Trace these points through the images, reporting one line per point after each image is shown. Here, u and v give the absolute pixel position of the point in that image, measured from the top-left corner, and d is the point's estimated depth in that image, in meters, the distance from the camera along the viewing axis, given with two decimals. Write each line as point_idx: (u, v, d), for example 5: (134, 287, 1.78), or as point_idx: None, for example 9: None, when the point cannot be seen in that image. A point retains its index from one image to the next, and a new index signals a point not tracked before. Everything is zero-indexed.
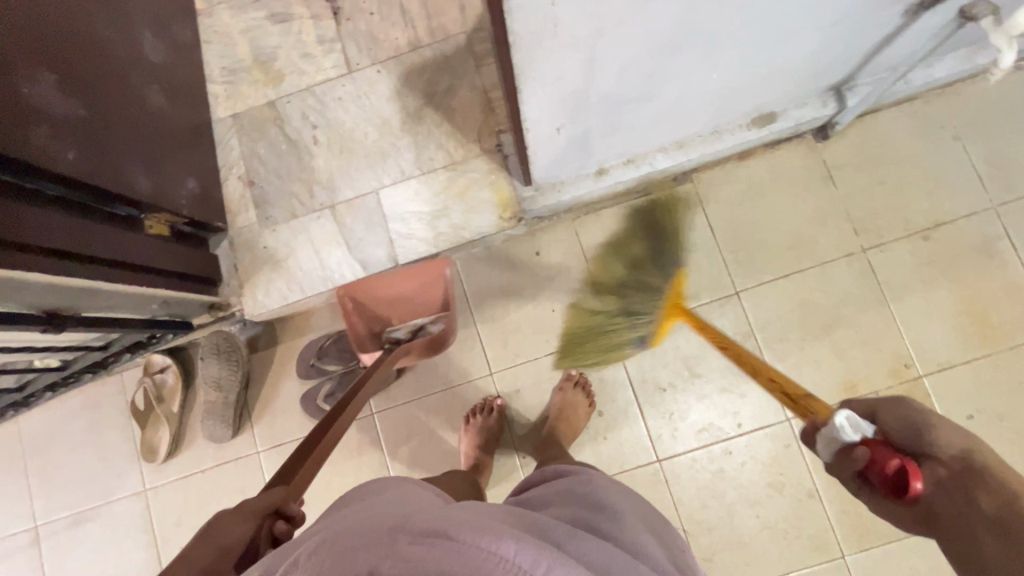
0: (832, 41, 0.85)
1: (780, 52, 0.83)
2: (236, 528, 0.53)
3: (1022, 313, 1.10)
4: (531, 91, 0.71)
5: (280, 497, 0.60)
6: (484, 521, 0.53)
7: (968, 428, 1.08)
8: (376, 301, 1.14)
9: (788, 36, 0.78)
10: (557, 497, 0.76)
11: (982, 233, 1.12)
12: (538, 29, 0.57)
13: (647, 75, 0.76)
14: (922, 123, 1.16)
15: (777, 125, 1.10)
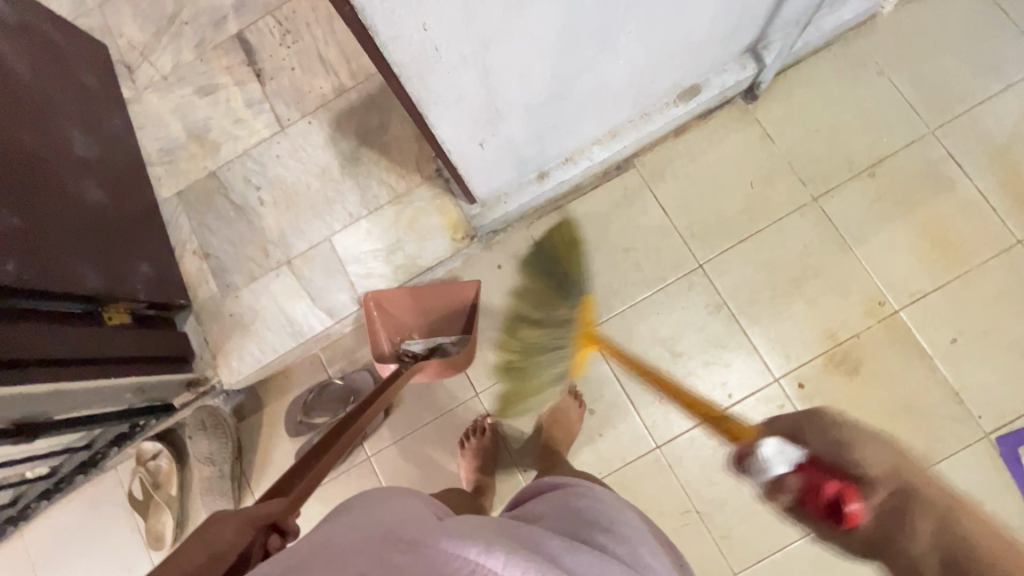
0: (728, 7, 0.86)
1: (680, 26, 0.84)
2: (229, 535, 0.48)
3: (982, 229, 1.10)
4: (440, 113, 0.73)
5: (279, 509, 0.55)
6: (472, 531, 0.53)
7: (954, 352, 1.07)
8: (405, 312, 1.12)
9: (681, 9, 0.79)
10: (553, 509, 0.75)
11: (926, 158, 1.13)
12: (418, 54, 0.59)
13: (554, 77, 0.78)
14: (844, 64, 1.17)
15: (704, 94, 1.11)
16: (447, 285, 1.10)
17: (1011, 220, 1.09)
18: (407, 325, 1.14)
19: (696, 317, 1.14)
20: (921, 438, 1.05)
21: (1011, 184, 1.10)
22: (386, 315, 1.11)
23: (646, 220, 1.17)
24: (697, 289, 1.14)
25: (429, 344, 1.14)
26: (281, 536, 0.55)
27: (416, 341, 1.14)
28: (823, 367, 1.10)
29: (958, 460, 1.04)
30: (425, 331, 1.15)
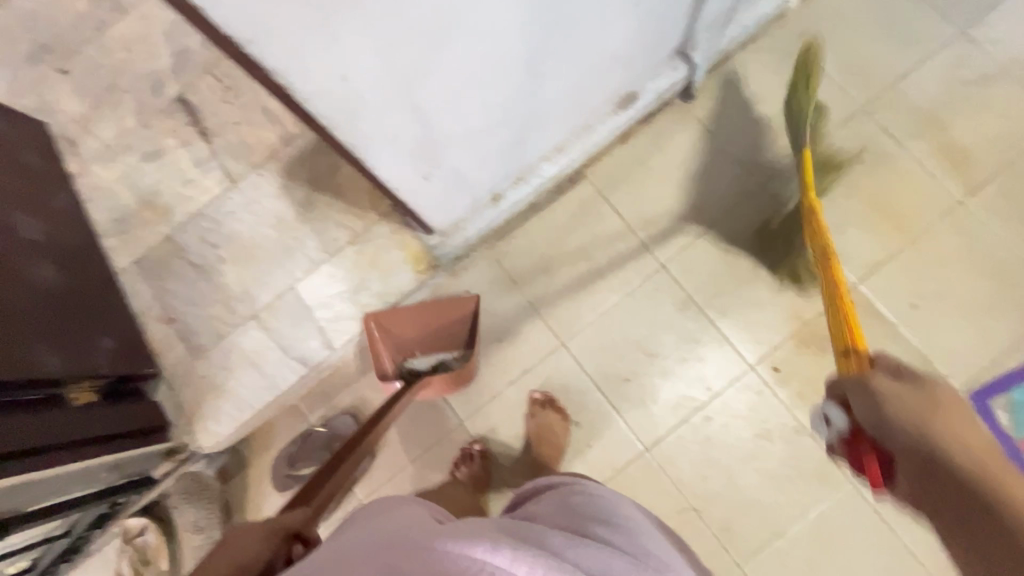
0: (647, 17, 0.90)
1: (603, 42, 0.87)
2: (254, 546, 0.53)
3: (924, 195, 1.14)
4: (379, 152, 0.74)
5: (302, 521, 0.60)
6: (477, 531, 0.55)
7: (916, 318, 1.10)
8: (405, 332, 1.14)
9: (600, 27, 0.82)
10: (553, 507, 0.73)
11: (861, 134, 1.17)
12: (343, 103, 0.61)
13: (489, 105, 0.80)
14: (771, 54, 1.22)
15: (641, 100, 1.15)
16: (443, 302, 1.10)
17: (949, 183, 1.14)
18: (409, 342, 1.16)
19: (666, 316, 1.15)
20: None
21: (943, 150, 1.15)
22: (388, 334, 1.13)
23: (604, 228, 1.19)
24: (663, 288, 1.16)
25: (432, 360, 1.17)
26: (308, 546, 0.60)
27: (419, 357, 1.17)
28: (795, 348, 1.12)
29: None
30: (427, 347, 1.17)
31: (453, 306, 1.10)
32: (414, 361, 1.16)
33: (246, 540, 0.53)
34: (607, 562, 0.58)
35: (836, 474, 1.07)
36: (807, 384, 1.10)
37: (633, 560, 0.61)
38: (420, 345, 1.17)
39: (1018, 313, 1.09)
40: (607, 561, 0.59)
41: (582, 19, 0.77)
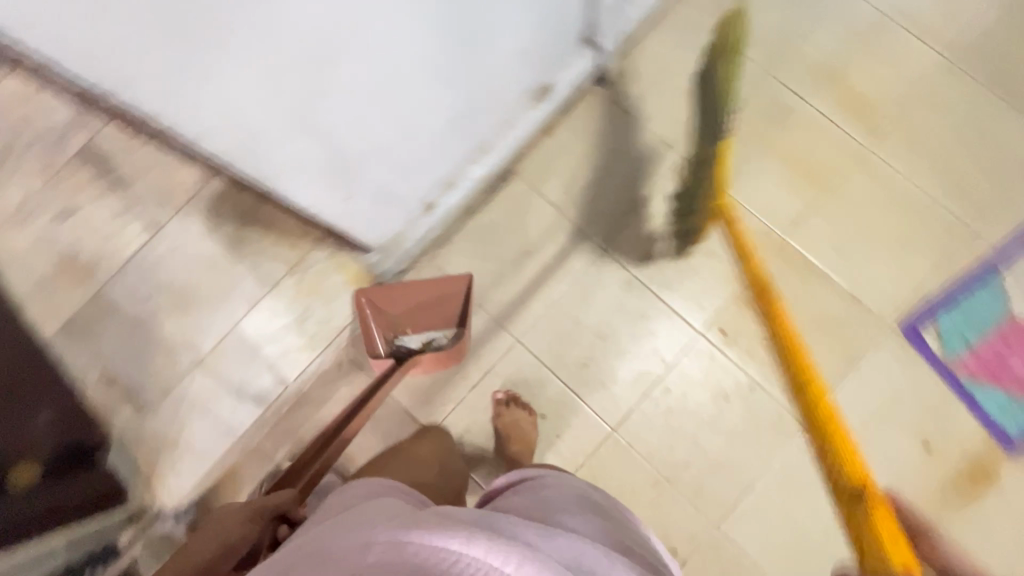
0: (540, 13, 0.93)
1: (502, 45, 0.90)
2: (240, 527, 0.66)
3: (834, 146, 1.20)
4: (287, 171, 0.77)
5: (290, 502, 0.73)
6: (453, 515, 0.56)
7: (844, 263, 1.16)
8: (397, 308, 1.14)
9: (494, 34, 0.85)
10: (525, 498, 0.71)
11: (769, 96, 1.22)
12: (235, 133, 0.65)
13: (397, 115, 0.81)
14: (676, 30, 1.25)
15: (555, 91, 1.17)
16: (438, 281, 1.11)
17: (854, 132, 1.20)
18: (398, 319, 1.16)
19: (614, 298, 1.18)
20: (838, 347, 1.14)
21: (846, 101, 1.21)
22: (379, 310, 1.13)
23: (541, 220, 1.21)
24: (607, 271, 1.19)
25: (423, 339, 1.16)
26: (292, 524, 0.74)
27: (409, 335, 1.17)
28: (738, 309, 1.16)
29: (873, 357, 1.13)
30: (416, 325, 1.17)
31: (449, 285, 1.11)
32: (404, 338, 1.15)
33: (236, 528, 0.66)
34: (582, 549, 0.57)
35: (793, 421, 1.12)
36: (754, 341, 1.15)
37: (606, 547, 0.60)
38: (410, 322, 1.16)
39: (933, 244, 1.16)
40: (581, 544, 0.58)
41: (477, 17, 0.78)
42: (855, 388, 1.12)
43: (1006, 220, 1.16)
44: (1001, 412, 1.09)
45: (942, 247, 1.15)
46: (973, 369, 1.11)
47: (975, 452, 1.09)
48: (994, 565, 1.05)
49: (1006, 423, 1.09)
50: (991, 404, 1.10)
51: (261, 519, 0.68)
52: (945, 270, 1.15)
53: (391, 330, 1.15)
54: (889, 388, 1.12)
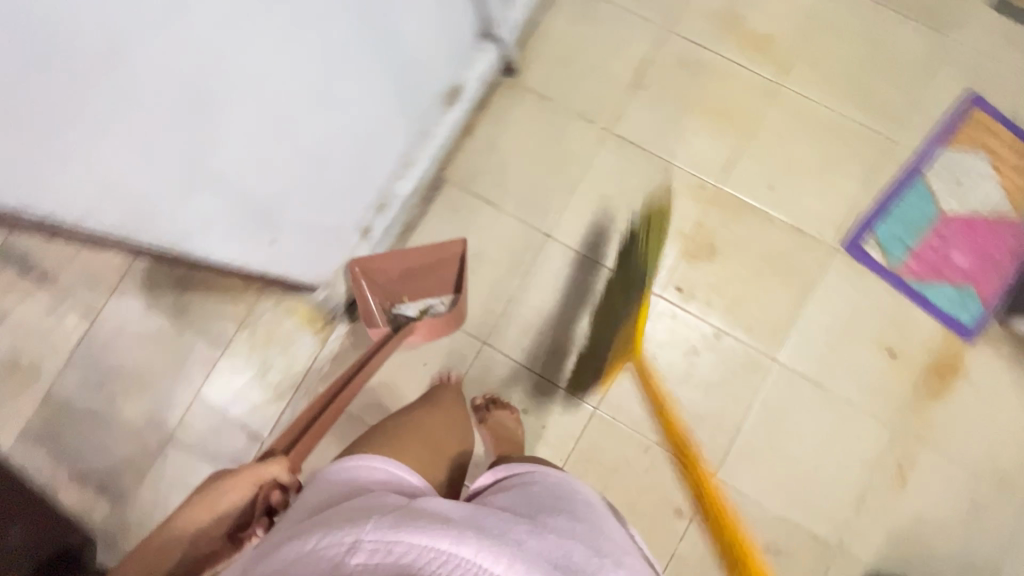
0: (423, 20, 0.94)
1: (391, 58, 0.90)
2: (225, 498, 0.61)
3: (745, 86, 1.22)
4: (199, 229, 0.77)
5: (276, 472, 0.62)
6: (440, 512, 0.52)
7: (778, 197, 1.19)
8: (390, 276, 1.12)
9: (377, 49, 0.86)
10: (511, 495, 0.65)
11: (674, 52, 1.24)
12: (130, 205, 0.65)
13: (298, 150, 0.81)
14: (571, 7, 1.26)
15: (466, 91, 1.18)
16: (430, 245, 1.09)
17: (762, 69, 1.23)
18: (394, 288, 1.14)
19: (568, 280, 1.19)
20: (790, 278, 1.16)
21: (746, 42, 1.24)
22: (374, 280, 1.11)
23: (481, 221, 1.21)
24: (555, 255, 1.20)
25: (420, 306, 1.16)
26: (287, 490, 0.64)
27: (407, 304, 1.16)
28: (689, 264, 1.18)
29: (824, 281, 1.16)
30: (413, 293, 1.16)
31: (440, 250, 1.09)
32: (402, 307, 1.15)
33: (218, 492, 0.61)
34: (567, 549, 0.55)
35: (764, 360, 1.14)
36: (710, 291, 1.17)
37: (594, 546, 0.57)
38: (406, 290, 1.15)
39: (857, 160, 1.19)
40: (567, 543, 0.55)
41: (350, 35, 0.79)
42: (815, 314, 1.15)
43: (919, 123, 1.20)
44: (953, 305, 1.13)
45: (866, 161, 1.19)
46: (919, 270, 1.15)
47: (938, 350, 1.12)
48: (976, 450, 1.10)
49: (960, 315, 1.13)
50: (942, 300, 1.14)
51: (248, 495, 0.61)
52: (874, 183, 1.18)
53: (387, 299, 1.14)
54: (845, 308, 1.15)
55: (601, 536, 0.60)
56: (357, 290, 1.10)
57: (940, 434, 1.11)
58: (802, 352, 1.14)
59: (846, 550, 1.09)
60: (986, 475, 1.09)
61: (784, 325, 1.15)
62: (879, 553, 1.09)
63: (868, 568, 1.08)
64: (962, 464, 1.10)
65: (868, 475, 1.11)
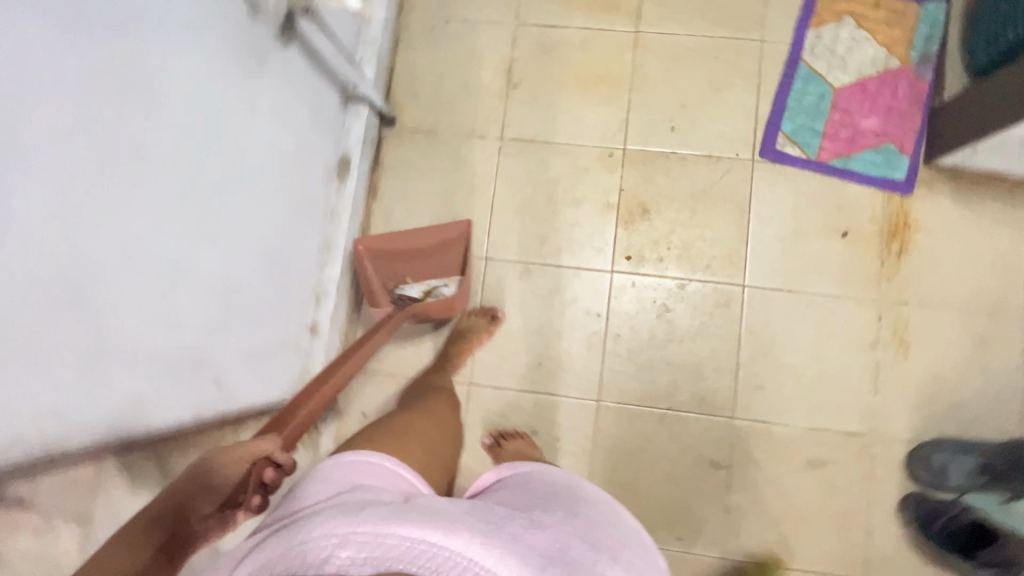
0: (281, 115, 0.94)
1: (261, 164, 0.91)
2: (233, 466, 0.71)
3: (610, 46, 1.24)
4: (150, 405, 0.73)
5: (271, 446, 0.76)
6: (427, 504, 0.53)
7: (682, 135, 1.20)
8: (398, 258, 1.19)
9: (244, 162, 0.86)
10: (509, 495, 0.65)
11: (531, 42, 1.25)
12: (65, 425, 0.60)
13: (200, 285, 0.79)
14: (421, 40, 1.27)
15: (354, 157, 1.18)
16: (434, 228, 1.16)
17: (617, 24, 1.24)
18: (398, 268, 1.19)
19: (524, 292, 1.19)
20: (724, 205, 1.17)
21: (594, 6, 1.25)
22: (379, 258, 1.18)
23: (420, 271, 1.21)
24: (502, 274, 1.19)
25: (424, 287, 1.16)
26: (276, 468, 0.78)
27: (411, 285, 1.18)
28: (628, 230, 1.18)
29: (756, 195, 1.17)
30: (416, 275, 1.19)
31: (445, 232, 1.15)
32: (405, 287, 1.17)
33: (223, 465, 0.70)
34: (562, 544, 0.54)
35: (733, 290, 1.15)
36: (658, 248, 1.17)
37: (589, 542, 0.57)
38: (409, 271, 1.19)
39: (739, 71, 1.21)
40: (562, 539, 0.55)
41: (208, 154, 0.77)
42: (761, 229, 1.16)
43: (780, 15, 1.22)
44: (881, 167, 1.15)
45: (747, 69, 1.20)
46: (838, 148, 1.16)
47: (884, 213, 1.14)
48: (960, 292, 1.11)
49: (891, 174, 1.14)
50: (870, 166, 1.15)
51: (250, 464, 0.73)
52: (762, 86, 1.20)
53: (391, 280, 1.19)
54: (785, 210, 1.16)
55: (596, 533, 0.59)
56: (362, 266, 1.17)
57: (920, 289, 1.12)
58: (764, 268, 1.15)
59: (882, 434, 1.09)
60: (978, 309, 1.10)
61: (737, 250, 1.16)
62: (913, 424, 1.09)
63: (909, 442, 1.09)
64: (951, 308, 1.11)
65: (872, 355, 1.11)
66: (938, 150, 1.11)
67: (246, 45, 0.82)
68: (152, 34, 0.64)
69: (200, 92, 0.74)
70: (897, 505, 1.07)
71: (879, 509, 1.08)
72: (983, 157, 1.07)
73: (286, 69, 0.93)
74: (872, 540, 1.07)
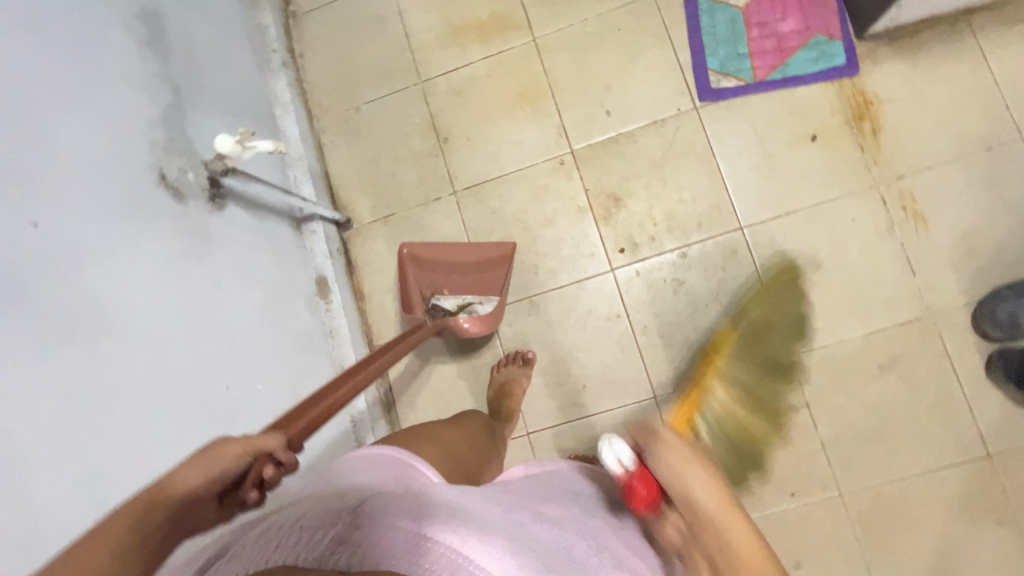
0: (246, 272, 0.94)
1: (247, 327, 0.90)
2: (193, 475, 0.40)
3: (515, 62, 1.23)
4: None
5: (276, 439, 0.46)
6: (423, 504, 0.49)
7: (620, 113, 1.18)
8: (438, 267, 1.15)
9: (230, 334, 0.86)
10: (528, 485, 0.70)
11: (442, 91, 1.25)
12: None
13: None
14: (340, 135, 1.27)
15: (329, 273, 1.17)
16: (480, 245, 1.15)
17: (514, 39, 1.24)
18: (436, 276, 1.16)
19: (539, 324, 1.17)
20: (688, 160, 1.15)
21: (484, 32, 1.25)
22: (421, 261, 1.15)
23: (435, 349, 1.20)
24: (513, 318, 1.18)
25: (458, 302, 1.15)
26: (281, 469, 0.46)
27: (445, 297, 1.15)
28: (610, 224, 1.17)
29: (714, 138, 1.15)
30: (453, 287, 1.17)
31: (488, 253, 1.14)
32: (442, 299, 1.14)
33: (166, 491, 0.38)
34: (567, 546, 0.58)
35: (734, 237, 1.13)
36: (645, 228, 1.15)
37: (596, 546, 0.61)
38: (446, 282, 1.16)
39: (646, 31, 1.19)
40: (568, 539, 0.59)
41: (193, 345, 0.78)
42: (733, 168, 1.14)
43: None
44: (818, 60, 1.13)
45: (653, 26, 1.19)
46: (771, 61, 1.14)
47: (841, 101, 1.12)
48: (949, 142, 1.08)
49: (832, 62, 1.12)
50: (808, 65, 1.13)
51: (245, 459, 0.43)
52: (674, 35, 1.18)
53: (429, 287, 1.15)
54: (749, 141, 1.14)
55: (607, 535, 0.64)
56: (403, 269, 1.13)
57: (908, 157, 1.09)
58: (753, 203, 1.13)
59: (938, 310, 1.06)
60: (974, 150, 1.07)
61: (720, 198, 1.14)
62: (964, 287, 1.05)
63: (968, 305, 1.05)
64: (948, 161, 1.08)
65: (893, 239, 1.08)
66: (866, 23, 1.09)
67: (188, 229, 0.83)
68: (93, 271, 0.66)
69: (161, 293, 0.75)
70: (985, 373, 1.03)
71: (969, 383, 1.04)
72: (913, 8, 1.04)
73: (234, 229, 0.94)
74: (976, 415, 1.03)
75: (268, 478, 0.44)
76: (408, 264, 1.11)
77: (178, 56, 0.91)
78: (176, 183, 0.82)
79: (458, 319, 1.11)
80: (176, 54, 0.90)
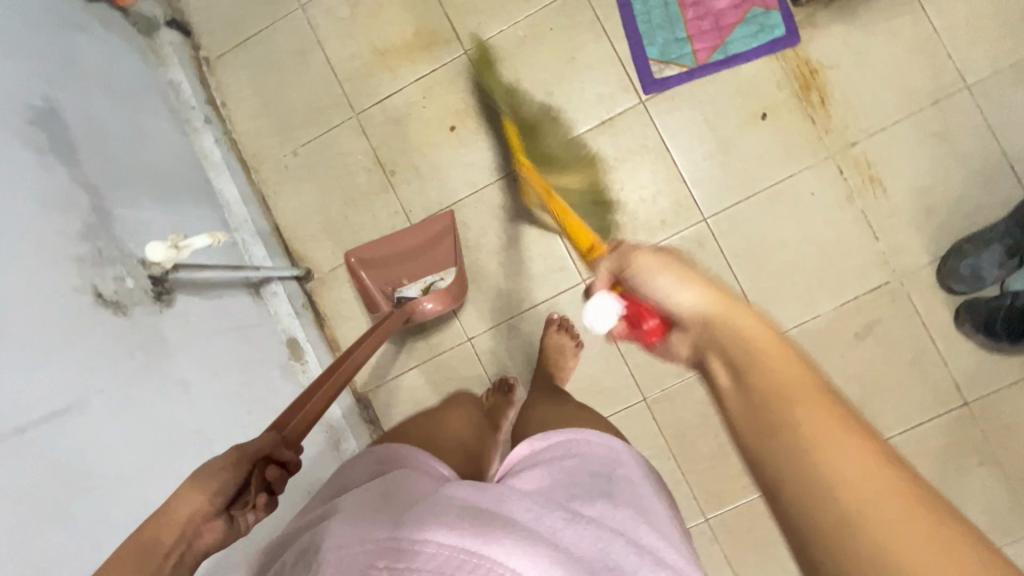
0: (212, 358, 0.91)
1: (224, 417, 0.88)
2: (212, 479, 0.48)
3: (449, 79, 1.17)
4: None
5: (270, 441, 0.55)
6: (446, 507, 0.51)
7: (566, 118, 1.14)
8: (390, 260, 1.15)
9: (209, 435, 0.84)
10: (579, 462, 0.61)
11: (378, 121, 1.19)
12: None
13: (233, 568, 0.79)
14: (282, 183, 1.22)
15: (299, 333, 1.14)
16: (422, 225, 1.14)
17: (445, 54, 1.17)
18: (393, 269, 1.15)
19: (518, 344, 1.16)
20: (641, 157, 1.13)
21: (412, 52, 1.18)
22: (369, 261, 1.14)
23: (421, 385, 1.19)
24: (490, 343, 1.17)
25: (421, 285, 1.12)
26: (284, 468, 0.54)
27: (408, 286, 1.13)
28: None
29: (666, 130, 1.12)
30: (412, 274, 1.14)
31: (430, 228, 1.13)
32: (404, 289, 1.12)
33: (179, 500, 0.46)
34: (603, 547, 0.52)
35: (698, 229, 1.12)
36: None
37: (636, 542, 0.53)
38: (403, 271, 1.15)
39: (580, 26, 1.14)
40: (606, 538, 0.52)
41: (174, 460, 0.76)
42: (687, 158, 1.12)
43: None
44: (758, 34, 1.09)
45: (586, 21, 1.14)
46: (710, 42, 1.10)
47: (788, 75, 1.09)
48: (897, 100, 1.07)
49: (772, 34, 1.09)
50: (748, 40, 1.09)
51: (247, 461, 0.51)
52: (608, 28, 1.13)
53: (388, 283, 1.15)
54: (700, 128, 1.11)
55: (643, 523, 0.55)
56: (354, 280, 1.14)
57: (858, 121, 1.08)
58: (712, 191, 1.11)
59: (905, 271, 1.07)
60: (922, 106, 1.06)
61: (679, 191, 1.12)
62: (927, 245, 1.06)
63: (934, 262, 1.06)
64: (898, 120, 1.07)
65: (854, 209, 1.08)
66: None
67: (140, 342, 0.79)
68: (50, 429, 0.63)
69: (127, 421, 0.72)
70: (955, 324, 1.05)
71: (943, 338, 1.06)
72: None
73: (188, 322, 0.89)
74: (951, 368, 1.06)
75: (269, 479, 0.52)
76: (357, 272, 1.12)
77: (88, 152, 0.84)
78: (115, 297, 0.78)
79: (419, 301, 1.09)
80: (86, 151, 0.84)
